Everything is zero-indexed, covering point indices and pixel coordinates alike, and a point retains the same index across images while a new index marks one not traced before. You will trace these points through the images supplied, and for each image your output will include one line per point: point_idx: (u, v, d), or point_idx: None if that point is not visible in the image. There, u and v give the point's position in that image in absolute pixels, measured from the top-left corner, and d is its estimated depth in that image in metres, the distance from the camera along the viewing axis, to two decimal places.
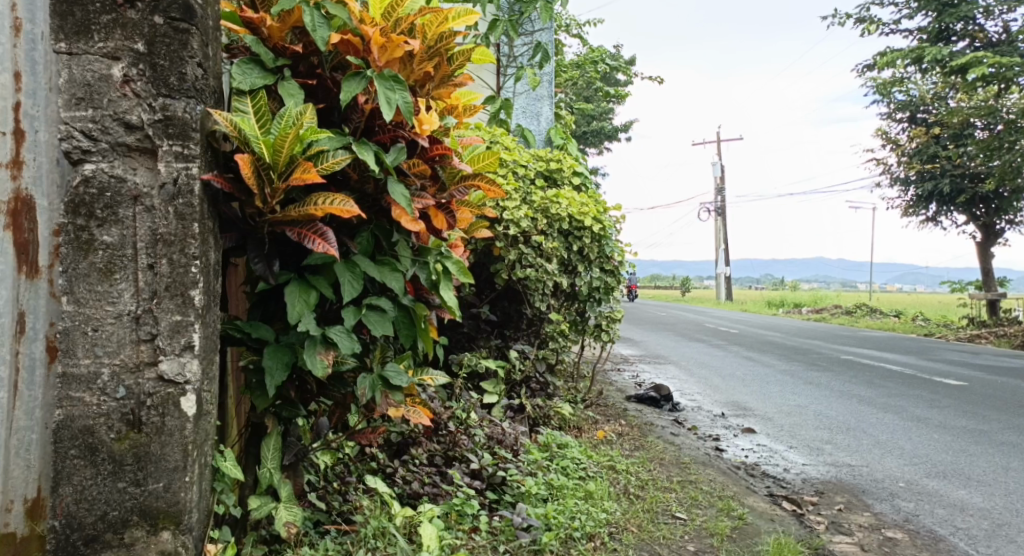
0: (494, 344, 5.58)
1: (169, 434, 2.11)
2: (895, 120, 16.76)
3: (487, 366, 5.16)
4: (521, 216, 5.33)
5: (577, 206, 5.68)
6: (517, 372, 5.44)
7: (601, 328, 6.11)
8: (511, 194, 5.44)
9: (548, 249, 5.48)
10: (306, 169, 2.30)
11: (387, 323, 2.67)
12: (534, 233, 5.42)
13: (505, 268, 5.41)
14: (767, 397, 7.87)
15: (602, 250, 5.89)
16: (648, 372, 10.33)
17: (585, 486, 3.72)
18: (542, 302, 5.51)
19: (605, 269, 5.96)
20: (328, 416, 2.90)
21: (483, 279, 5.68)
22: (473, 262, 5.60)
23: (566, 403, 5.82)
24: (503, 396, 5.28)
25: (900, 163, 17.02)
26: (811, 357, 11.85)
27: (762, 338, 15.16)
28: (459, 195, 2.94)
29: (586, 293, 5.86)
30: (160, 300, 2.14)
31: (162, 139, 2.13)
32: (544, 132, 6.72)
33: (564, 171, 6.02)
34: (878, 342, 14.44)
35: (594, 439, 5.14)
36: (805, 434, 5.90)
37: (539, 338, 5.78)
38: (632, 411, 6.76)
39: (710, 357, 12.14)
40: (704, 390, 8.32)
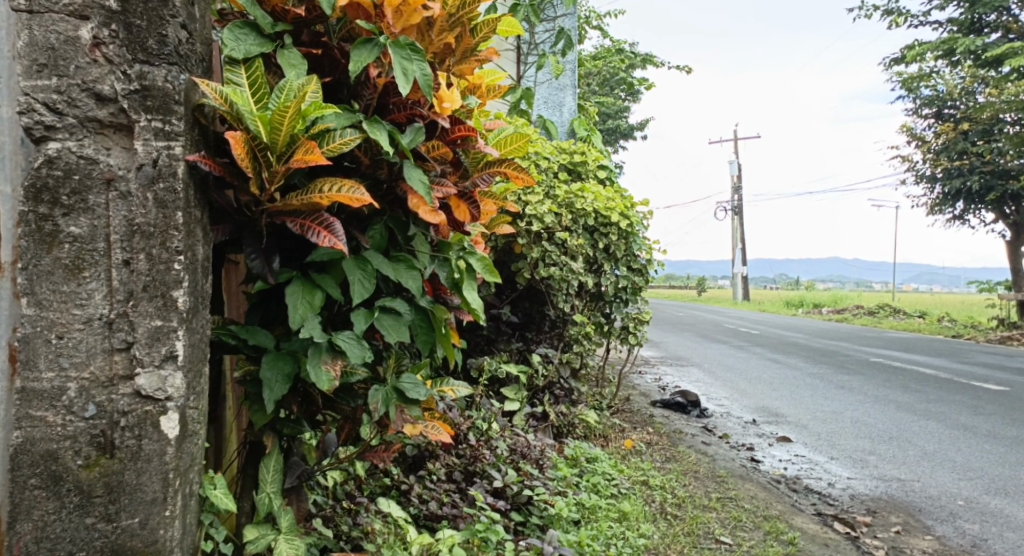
0: (515, 347, 5.25)
1: (147, 461, 1.80)
2: (922, 115, 16.32)
3: (508, 371, 4.87)
4: (545, 211, 5.01)
5: (603, 200, 5.33)
6: (540, 377, 5.12)
7: (628, 330, 5.78)
8: (534, 187, 5.12)
9: (573, 246, 5.16)
10: (309, 149, 1.97)
11: (402, 327, 2.35)
12: (558, 229, 5.10)
13: (528, 266, 5.09)
14: (799, 402, 7.50)
15: (630, 247, 5.56)
16: (670, 375, 9.97)
17: (619, 506, 3.41)
18: (565, 303, 5.20)
19: (632, 268, 5.63)
20: (336, 431, 2.58)
21: (503, 279, 5.36)
22: (494, 260, 5.28)
23: (591, 410, 5.50)
24: (525, 403, 4.97)
25: (927, 160, 16.58)
26: (838, 359, 11.46)
27: (785, 339, 14.75)
28: (483, 184, 2.61)
29: (612, 293, 5.52)
30: (137, 302, 1.82)
31: (140, 113, 1.82)
32: (566, 124, 6.39)
33: (588, 164, 5.69)
34: (905, 344, 14.03)
35: (623, 450, 4.82)
36: (845, 444, 5.55)
37: (562, 341, 5.43)
38: (659, 418, 6.43)
39: (733, 359, 11.76)
40: (731, 395, 7.96)
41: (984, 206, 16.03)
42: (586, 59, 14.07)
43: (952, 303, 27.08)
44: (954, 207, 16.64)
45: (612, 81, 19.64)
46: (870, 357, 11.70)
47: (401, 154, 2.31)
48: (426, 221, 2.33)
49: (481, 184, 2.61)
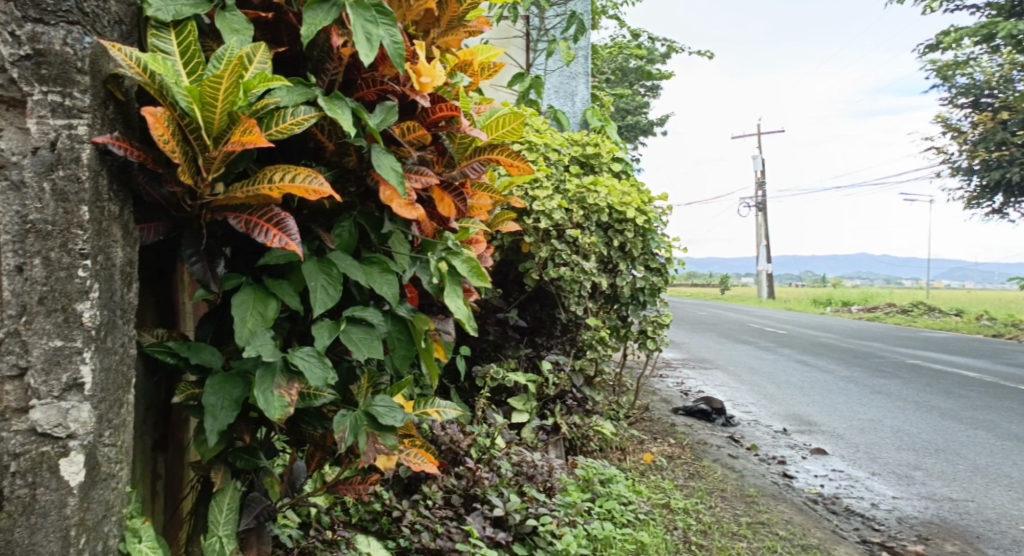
0: (525, 354, 4.89)
1: (43, 515, 1.47)
2: (958, 105, 15.68)
3: (515, 381, 4.53)
4: (555, 207, 4.63)
5: (618, 195, 4.98)
6: (551, 387, 4.77)
7: (647, 334, 5.40)
8: (543, 181, 4.75)
9: (586, 244, 4.77)
10: (248, 129, 1.61)
11: (373, 342, 2.01)
12: (568, 227, 4.73)
13: (536, 267, 4.71)
14: (832, 408, 7.06)
15: (648, 246, 5.17)
16: (693, 378, 9.56)
17: (636, 534, 3.07)
18: (577, 306, 4.84)
19: (650, 267, 5.23)
20: (306, 461, 2.24)
21: (511, 281, 5.00)
22: (500, 260, 4.91)
23: (608, 421, 5.13)
24: (534, 415, 4.61)
25: (964, 151, 15.93)
26: (872, 360, 10.95)
27: (814, 339, 14.24)
28: (474, 173, 2.26)
29: (629, 294, 5.14)
30: (32, 317, 1.48)
31: (34, 85, 1.47)
32: (579, 114, 6.00)
33: (603, 156, 5.29)
34: (941, 343, 13.50)
35: (641, 465, 4.44)
36: (887, 457, 5.13)
37: (575, 346, 5.07)
38: (682, 427, 6.04)
39: (759, 360, 11.30)
40: (758, 400, 7.54)
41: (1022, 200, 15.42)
42: (604, 51, 13.68)
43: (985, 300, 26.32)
44: (989, 199, 16.04)
45: (633, 74, 19.18)
46: (905, 358, 11.20)
47: (370, 138, 1.98)
48: (400, 216, 2.01)
49: (470, 175, 2.26)
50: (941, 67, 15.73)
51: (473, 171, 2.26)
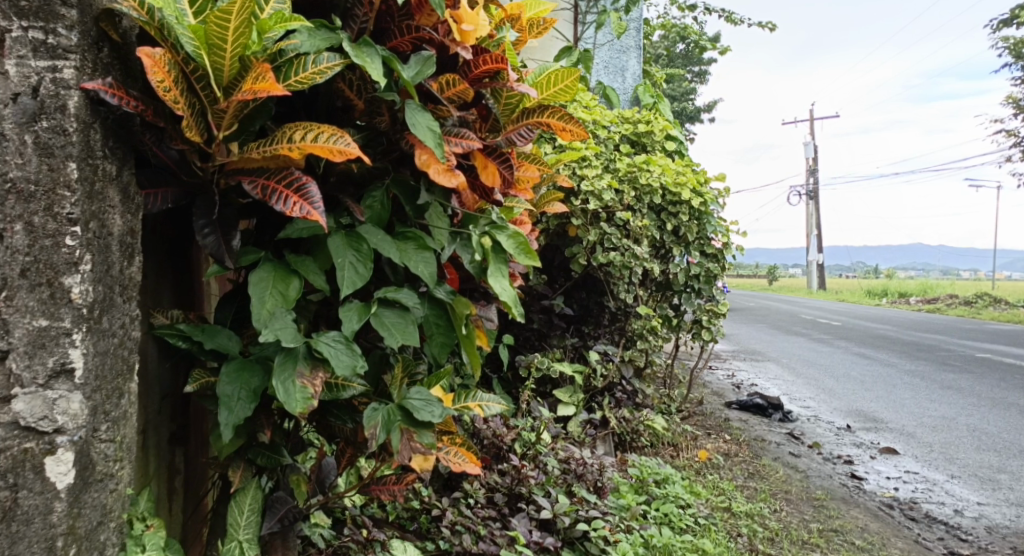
0: (571, 344, 4.62)
1: (25, 524, 1.26)
2: None
3: (561, 371, 4.29)
4: (604, 187, 4.36)
5: (672, 174, 4.69)
6: (598, 378, 4.51)
7: (701, 324, 5.08)
8: (592, 159, 4.47)
9: (638, 227, 4.49)
10: (262, 74, 1.38)
11: (409, 327, 1.78)
12: (618, 209, 4.46)
13: (584, 252, 4.44)
14: (899, 406, 6.98)
15: (702, 230, 4.86)
16: (744, 371, 9.21)
17: (697, 542, 2.80)
18: (627, 293, 4.56)
19: (705, 252, 4.93)
20: (337, 457, 2.01)
21: (557, 266, 4.74)
22: (546, 244, 4.65)
23: (659, 415, 4.85)
24: (582, 408, 4.37)
25: None
26: (937, 354, 10.44)
27: (871, 332, 13.70)
28: (521, 139, 2.02)
29: (682, 282, 4.85)
30: (12, 292, 1.26)
31: (12, 20, 1.28)
32: (629, 91, 5.69)
33: (655, 134, 4.99)
34: (1008, 337, 12.92)
35: (695, 464, 4.26)
36: (967, 459, 5.05)
37: (624, 336, 4.79)
38: (737, 422, 5.84)
39: (814, 353, 10.86)
40: (817, 398, 7.35)
41: None
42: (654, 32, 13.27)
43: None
44: None
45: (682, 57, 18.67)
46: (974, 353, 10.68)
47: (404, 94, 1.74)
48: (438, 182, 1.78)
49: (516, 141, 2.02)
50: (1013, 45, 14.94)
51: (519, 138, 2.02)
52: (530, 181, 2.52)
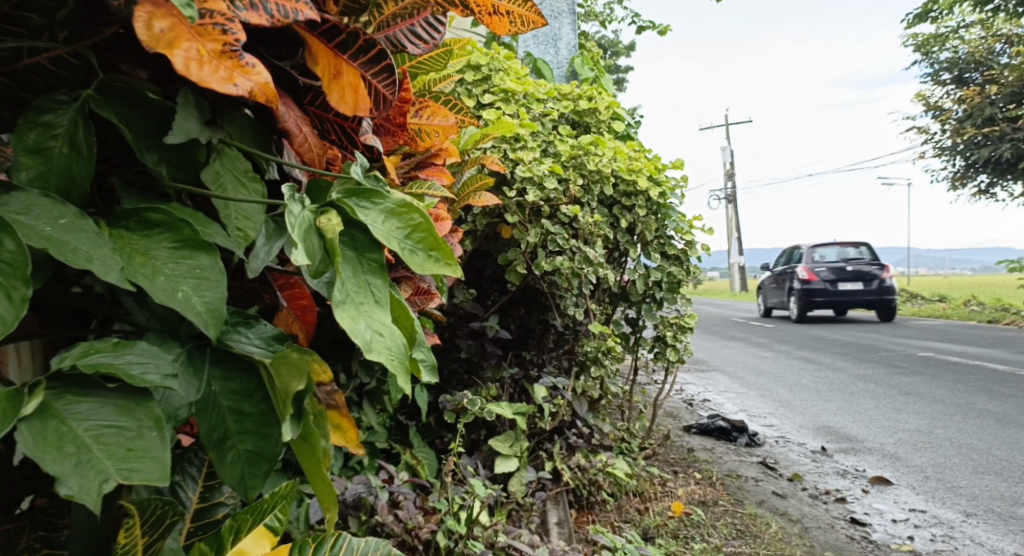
0: (509, 375, 3.64)
1: None
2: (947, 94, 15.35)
3: (499, 414, 3.33)
4: (547, 174, 3.38)
5: (625, 159, 3.80)
6: (545, 419, 3.53)
7: (665, 343, 4.10)
8: (527, 138, 3.48)
9: (587, 223, 3.52)
10: None
11: (139, 447, 0.71)
12: (563, 201, 3.49)
13: (522, 258, 3.45)
14: (865, 417, 6.58)
15: (662, 227, 3.94)
16: (692, 385, 8.46)
17: None
18: (577, 308, 3.63)
19: (666, 254, 4.00)
20: None
21: (488, 277, 3.75)
22: (472, 251, 3.66)
23: (620, 457, 3.94)
24: (526, 460, 3.39)
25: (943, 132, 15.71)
26: (882, 356, 9.98)
27: (806, 332, 13.27)
28: (411, 36, 1.15)
29: (642, 292, 3.94)
30: None
31: None
32: (565, 64, 4.75)
33: (600, 112, 4.05)
34: (942, 333, 12.64)
35: (671, 519, 3.61)
36: (971, 488, 4.61)
37: (574, 363, 3.88)
38: (704, 453, 5.15)
39: (759, 360, 10.22)
40: (780, 414, 6.81)
41: (1011, 180, 15.06)
42: None
43: (948, 286, 26.79)
44: (976, 178, 15.70)
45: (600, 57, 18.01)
46: (918, 352, 10.27)
47: None
48: (197, 81, 0.83)
49: (405, 44, 1.14)
50: (920, 44, 16.02)
51: (412, 41, 1.15)
52: (444, 138, 1.52)
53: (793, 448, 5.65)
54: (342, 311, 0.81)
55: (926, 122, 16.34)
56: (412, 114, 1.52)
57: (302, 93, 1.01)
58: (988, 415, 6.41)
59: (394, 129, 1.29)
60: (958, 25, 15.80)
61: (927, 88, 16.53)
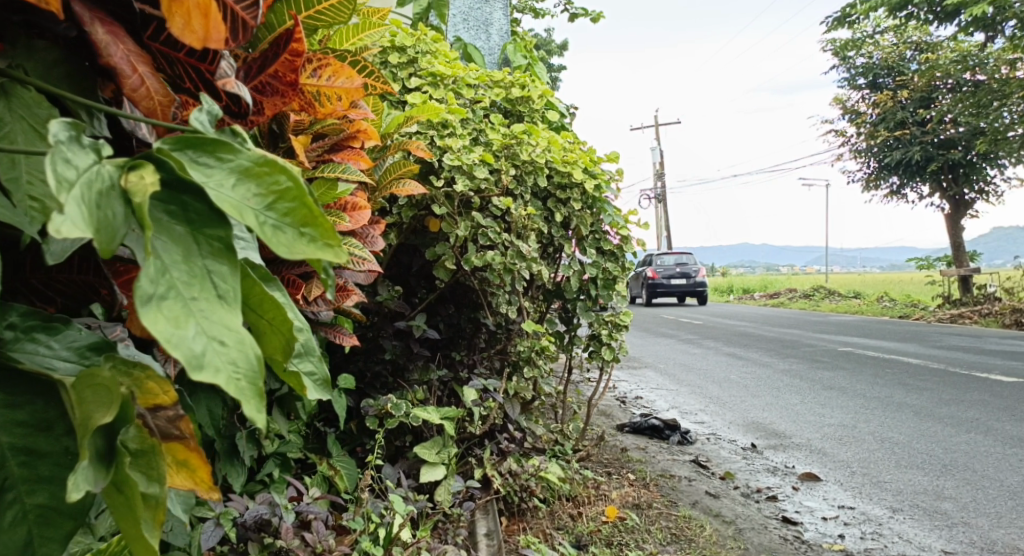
0: (437, 377, 3.43)
1: None
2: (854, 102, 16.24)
3: (426, 419, 3.12)
4: (477, 163, 3.16)
5: (559, 149, 3.62)
6: (475, 424, 3.32)
7: (600, 341, 3.93)
8: (456, 125, 3.25)
9: (520, 216, 3.33)
10: None
11: None
12: (495, 193, 3.28)
13: (452, 253, 3.22)
14: (793, 413, 6.59)
15: (596, 221, 3.78)
16: (624, 382, 8.37)
17: None
18: (508, 306, 3.43)
19: (600, 249, 3.84)
20: None
21: (415, 273, 3.48)
22: (398, 246, 3.41)
23: (553, 461, 3.76)
24: (454, 468, 3.17)
25: (860, 134, 16.18)
26: (806, 351, 10.11)
27: (733, 329, 13.42)
28: None
29: (576, 289, 3.77)
30: None
31: None
32: (496, 50, 4.53)
33: (534, 101, 3.85)
34: (859, 328, 12.94)
35: (605, 524, 3.44)
36: (896, 483, 4.55)
37: (506, 364, 3.68)
38: (638, 452, 5.03)
39: (689, 356, 10.22)
40: (711, 411, 6.77)
41: (922, 180, 15.56)
42: None
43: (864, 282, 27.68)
44: (889, 179, 16.16)
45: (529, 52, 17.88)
46: (839, 347, 10.46)
47: None
48: None
49: None
50: (841, 47, 16.35)
51: None
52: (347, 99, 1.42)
53: (724, 445, 5.58)
54: (151, 310, 0.62)
55: (843, 125, 16.78)
56: (310, 73, 1.37)
57: (142, 25, 0.95)
58: (907, 408, 6.45)
59: (285, 88, 1.14)
60: (874, 30, 16.22)
61: (844, 91, 16.95)
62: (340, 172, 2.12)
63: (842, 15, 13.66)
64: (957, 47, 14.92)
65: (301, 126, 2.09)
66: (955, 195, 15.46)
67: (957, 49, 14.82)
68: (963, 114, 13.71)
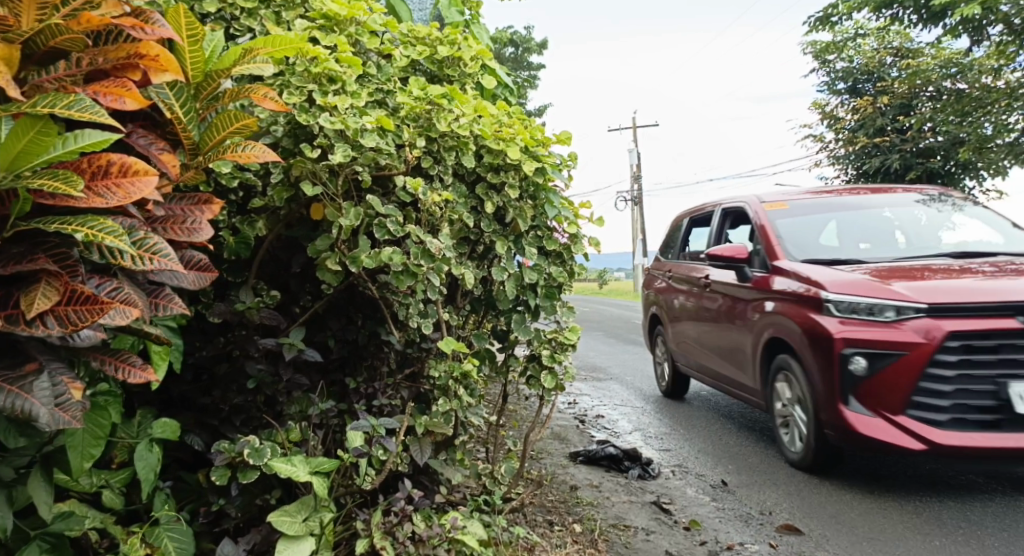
0: (321, 412, 2.63)
1: None
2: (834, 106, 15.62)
3: (289, 472, 2.32)
4: (368, 128, 2.36)
5: (490, 120, 2.86)
6: (365, 476, 2.52)
7: (539, 363, 3.07)
8: (349, 80, 2.45)
9: (433, 203, 2.54)
10: None
11: None
12: (396, 171, 2.53)
13: (337, 249, 2.43)
14: (768, 439, 5.87)
15: (539, 215, 2.98)
16: (586, 398, 7.62)
17: None
18: (417, 321, 2.63)
19: (542, 249, 3.03)
20: None
21: (297, 274, 2.68)
22: (275, 238, 2.62)
23: (474, 516, 2.98)
24: (329, 539, 2.39)
25: (839, 140, 15.58)
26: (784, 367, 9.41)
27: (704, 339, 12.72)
28: None
29: (512, 299, 2.95)
30: None
31: None
32: (428, 8, 3.73)
33: (466, 63, 3.05)
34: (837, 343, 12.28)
35: None
36: (892, 540, 3.82)
37: (418, 391, 2.89)
38: (588, 490, 4.28)
39: (658, 369, 9.49)
40: (677, 436, 6.04)
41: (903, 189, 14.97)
42: None
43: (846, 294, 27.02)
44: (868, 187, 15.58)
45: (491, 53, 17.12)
46: None
47: None
48: None
49: None
50: (820, 50, 15.73)
51: None
52: None
53: (691, 482, 4.82)
54: None
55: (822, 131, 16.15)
56: None
57: None
58: None
59: None
60: (857, 32, 15.53)
61: (825, 96, 16.31)
62: (62, 106, 1.37)
63: (825, 14, 12.94)
64: (940, 53, 14.36)
65: (9, 31, 1.41)
66: None
67: (942, 54, 14.17)
68: (946, 121, 13.11)
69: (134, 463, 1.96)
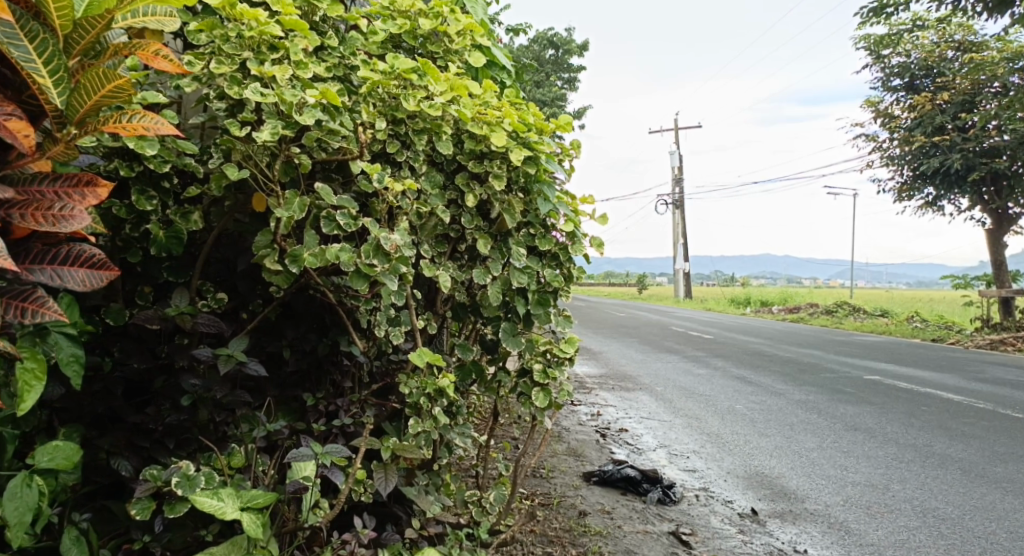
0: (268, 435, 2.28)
1: None
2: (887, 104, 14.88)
3: (216, 507, 1.97)
4: (309, 102, 2.05)
5: (471, 100, 2.49)
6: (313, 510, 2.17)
7: (531, 380, 2.64)
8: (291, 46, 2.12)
9: (395, 194, 2.18)
10: None
11: None
12: (353, 156, 2.17)
13: (278, 245, 2.07)
14: (806, 461, 5.39)
15: (530, 209, 2.58)
16: (612, 409, 7.19)
17: None
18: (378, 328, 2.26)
19: (534, 249, 2.62)
20: None
21: (245, 275, 2.33)
22: (217, 232, 2.29)
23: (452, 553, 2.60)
24: None
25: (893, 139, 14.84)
26: (828, 379, 8.84)
27: (745, 346, 12.15)
28: None
29: (498, 304, 2.56)
30: None
31: None
32: None
33: (451, 38, 2.68)
34: (887, 353, 11.61)
35: None
36: None
37: (387, 410, 2.52)
38: (599, 515, 3.87)
39: (692, 378, 9.00)
40: (706, 455, 5.58)
41: (960, 191, 14.19)
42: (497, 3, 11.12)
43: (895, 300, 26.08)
44: (923, 189, 14.81)
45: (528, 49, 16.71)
46: (866, 374, 9.18)
47: None
48: None
49: None
50: (874, 45, 15.01)
51: None
52: None
53: (716, 509, 4.36)
54: None
55: (874, 130, 15.42)
56: None
57: None
58: (950, 464, 5.21)
59: None
60: (912, 26, 14.75)
61: (878, 94, 15.57)
62: None
63: (879, 6, 12.24)
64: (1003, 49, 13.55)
65: None
66: (997, 207, 14.06)
67: (1005, 49, 13.37)
68: (1010, 119, 12.34)
69: (4, 502, 1.70)
